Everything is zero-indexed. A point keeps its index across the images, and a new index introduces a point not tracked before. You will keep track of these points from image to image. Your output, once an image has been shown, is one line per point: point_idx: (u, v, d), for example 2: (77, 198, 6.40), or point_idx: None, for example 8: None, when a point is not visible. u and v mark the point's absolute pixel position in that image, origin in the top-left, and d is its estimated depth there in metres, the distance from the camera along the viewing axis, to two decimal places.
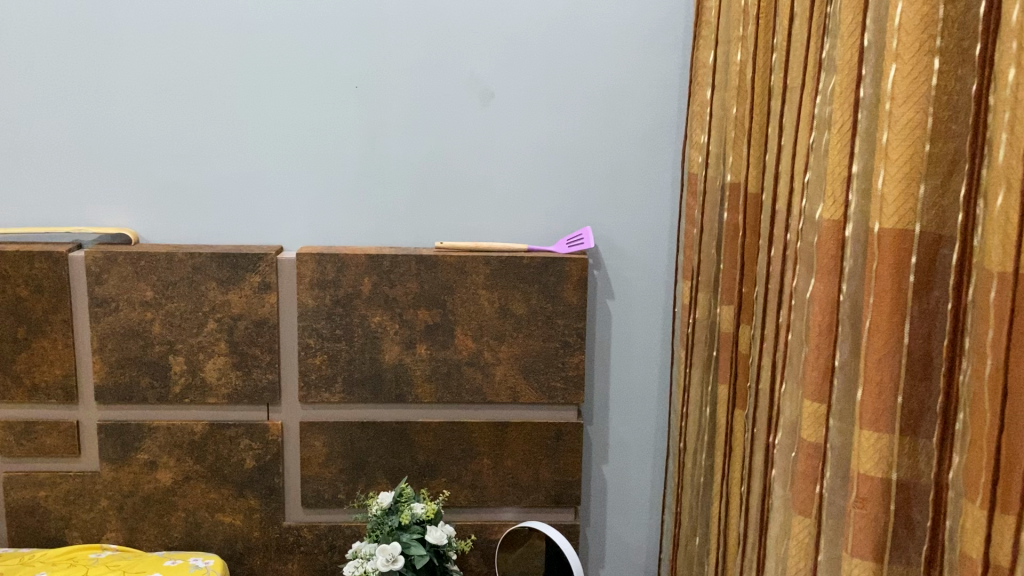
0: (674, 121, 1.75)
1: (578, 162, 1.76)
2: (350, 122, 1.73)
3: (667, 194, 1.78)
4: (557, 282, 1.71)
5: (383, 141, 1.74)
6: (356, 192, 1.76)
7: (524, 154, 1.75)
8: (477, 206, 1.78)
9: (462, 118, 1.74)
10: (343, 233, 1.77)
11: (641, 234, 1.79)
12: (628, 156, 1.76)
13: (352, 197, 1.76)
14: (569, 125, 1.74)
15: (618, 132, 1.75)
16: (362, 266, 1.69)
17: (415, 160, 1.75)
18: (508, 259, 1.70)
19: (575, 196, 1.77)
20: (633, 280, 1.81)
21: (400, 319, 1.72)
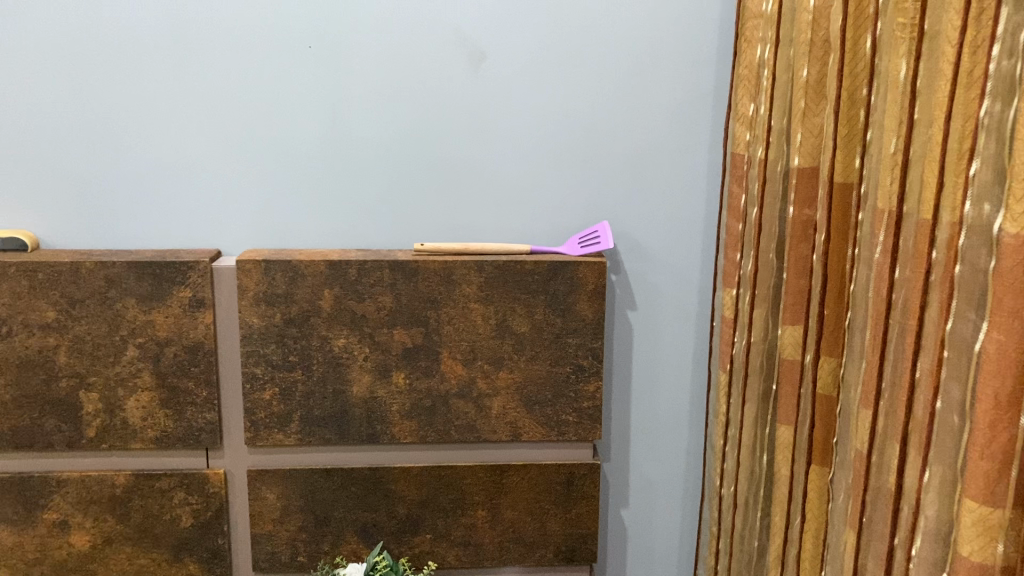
0: (710, 89, 1.40)
1: (591, 142, 1.41)
2: (303, 94, 1.37)
3: (701, 181, 1.43)
4: (567, 293, 1.37)
5: (346, 118, 1.38)
6: (313, 182, 1.40)
7: (524, 132, 1.40)
8: (465, 198, 1.42)
9: (445, 88, 1.38)
10: (298, 234, 1.42)
11: (670, 230, 1.45)
12: (653, 133, 1.41)
13: (309, 188, 1.40)
14: (580, 94, 1.39)
15: (641, 103, 1.40)
16: (322, 277, 1.34)
17: (386, 141, 1.39)
18: (506, 264, 1.36)
19: (588, 183, 1.42)
20: (659, 287, 1.47)
21: (371, 342, 1.37)
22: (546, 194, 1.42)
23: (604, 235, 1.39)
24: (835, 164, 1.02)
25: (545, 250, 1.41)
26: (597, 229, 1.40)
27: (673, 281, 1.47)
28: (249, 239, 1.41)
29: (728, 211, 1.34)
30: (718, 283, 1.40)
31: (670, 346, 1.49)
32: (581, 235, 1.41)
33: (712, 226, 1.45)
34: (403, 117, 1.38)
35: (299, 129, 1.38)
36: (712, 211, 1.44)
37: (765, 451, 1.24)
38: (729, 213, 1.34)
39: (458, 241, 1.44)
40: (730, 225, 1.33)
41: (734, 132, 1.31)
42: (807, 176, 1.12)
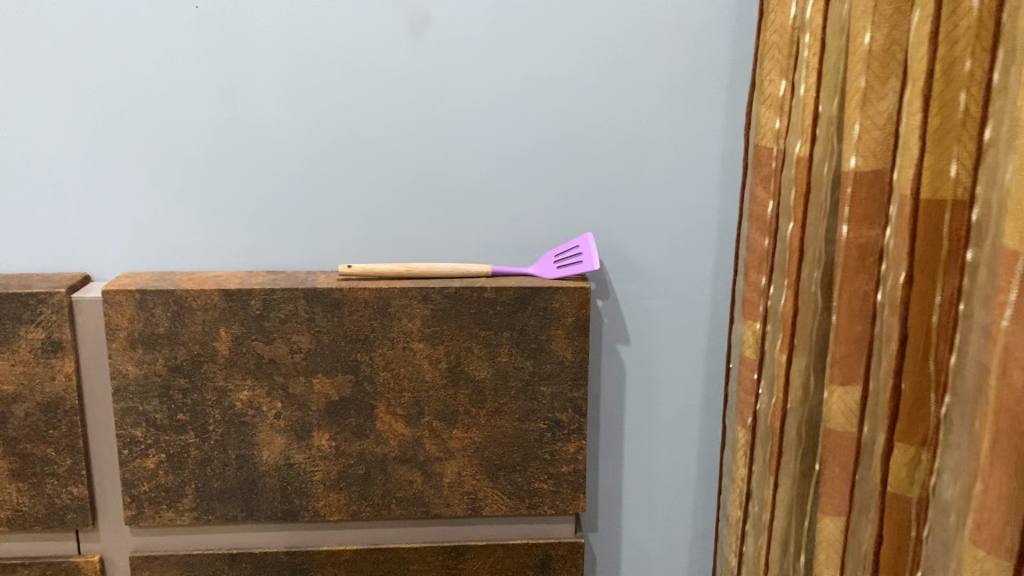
0: (725, 60, 1.07)
1: (572, 129, 1.08)
2: (190, 69, 1.03)
3: (713, 180, 1.11)
4: (540, 328, 1.05)
5: (248, 101, 1.05)
6: (209, 185, 1.07)
7: (483, 118, 1.07)
8: (408, 204, 1.10)
9: (377, 60, 1.05)
10: (191, 253, 1.09)
11: (672, 243, 1.12)
12: (651, 117, 1.08)
13: (203, 193, 1.07)
14: (556, 67, 1.06)
15: (635, 79, 1.07)
16: (218, 311, 1.02)
17: (303, 131, 1.06)
18: (460, 292, 1.04)
19: (567, 184, 1.10)
20: (659, 315, 1.15)
21: (285, 395, 1.05)
22: (513, 197, 1.10)
23: (588, 252, 1.07)
24: (920, 172, 0.70)
25: (512, 270, 1.08)
26: (579, 244, 1.07)
27: (677, 307, 1.15)
28: (126, 259, 1.09)
29: (750, 221, 1.03)
30: (736, 313, 1.08)
31: (673, 387, 1.18)
32: (558, 251, 1.09)
33: (726, 238, 1.13)
34: (324, 100, 1.06)
35: (187, 117, 1.05)
36: (727, 218, 1.12)
37: (802, 546, 0.93)
38: (751, 224, 1.03)
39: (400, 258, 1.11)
40: (753, 241, 1.02)
41: (758, 117, 1.00)
42: (869, 183, 0.80)
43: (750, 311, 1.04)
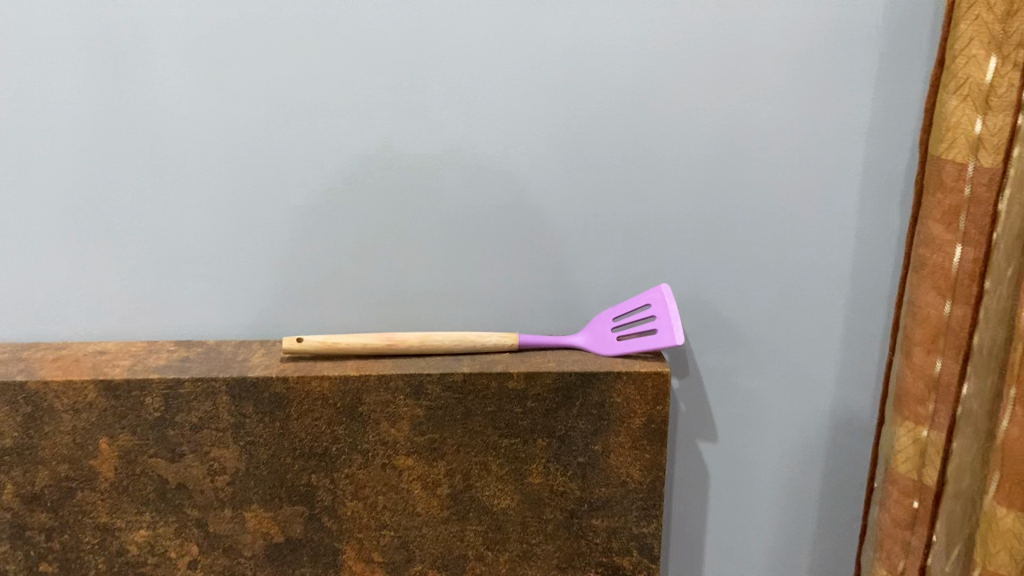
0: (889, 17, 0.68)
1: (638, 128, 0.70)
2: (48, 36, 0.66)
3: (851, 204, 0.73)
4: (591, 433, 0.69)
5: (143, 85, 0.68)
6: (92, 217, 0.71)
7: (502, 110, 0.70)
8: (392, 236, 0.74)
9: (338, 21, 0.67)
10: (75, 313, 0.75)
11: (783, 294, 0.76)
12: (763, 109, 0.70)
13: (83, 229, 0.72)
14: (618, 32, 0.68)
15: (742, 50, 0.68)
16: (96, 414, 0.66)
17: (228, 130, 0.69)
18: (469, 381, 0.67)
19: (629, 208, 0.73)
20: (756, 399, 0.79)
21: (203, 535, 0.70)
22: (547, 227, 0.74)
23: (665, 315, 0.70)
24: None
25: (547, 339, 0.72)
26: (653, 300, 0.71)
27: (784, 383, 0.79)
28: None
29: (916, 272, 0.68)
30: (886, 405, 0.73)
31: (772, 493, 0.83)
32: (617, 309, 0.72)
33: (866, 287, 0.76)
34: (257, 82, 0.68)
35: (50, 109, 0.68)
36: (870, 259, 0.75)
37: None
38: (918, 277, 0.68)
39: (380, 315, 0.76)
40: (922, 305, 0.67)
41: (944, 110, 0.63)
42: None
43: (910, 406, 0.70)
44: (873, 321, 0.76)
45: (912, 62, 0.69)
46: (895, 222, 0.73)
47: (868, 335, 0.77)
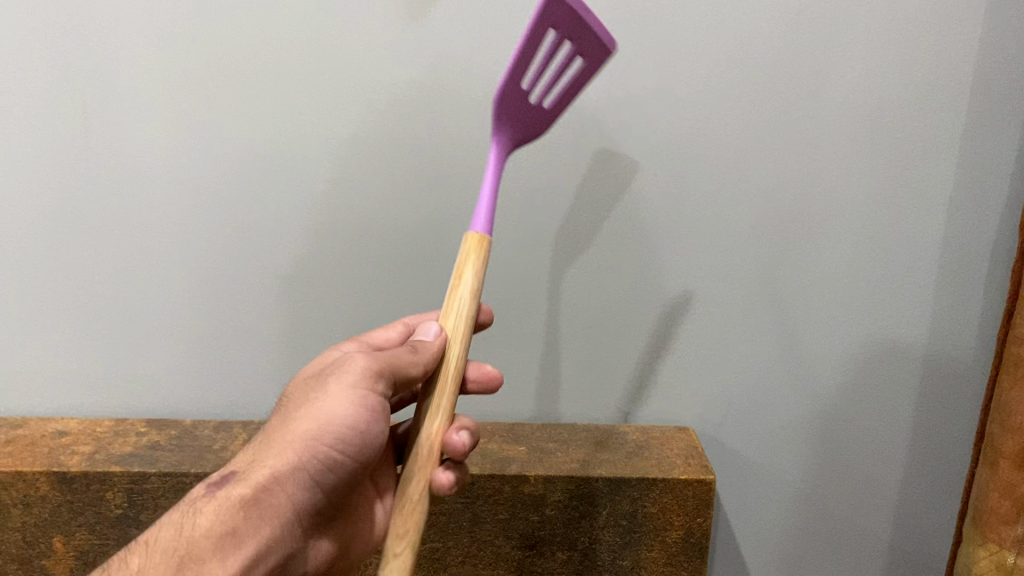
0: (987, 68, 0.57)
1: (678, 200, 0.61)
2: (14, 67, 0.59)
3: (928, 282, 0.63)
4: (619, 546, 0.61)
5: (114, 131, 0.61)
6: (72, 289, 0.65)
7: (523, 166, 0.61)
8: (396, 306, 0.66)
9: (335, 65, 0.58)
10: (57, 384, 0.68)
11: (842, 383, 0.66)
12: (831, 172, 0.60)
13: (63, 298, 0.65)
14: (665, 85, 0.58)
15: (808, 104, 0.59)
16: (48, 509, 0.58)
17: (204, 178, 0.62)
18: (478, 485, 0.59)
19: (667, 285, 0.64)
20: (803, 498, 0.70)
21: None
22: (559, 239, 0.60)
23: (569, 23, 0.47)
24: None
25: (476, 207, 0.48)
26: (556, 18, 0.47)
27: (837, 481, 0.70)
28: None
29: (1008, 372, 0.57)
30: (966, 519, 0.63)
31: None
32: (510, 76, 0.48)
33: (940, 377, 0.66)
34: (240, 128, 0.60)
35: (15, 147, 0.61)
36: (946, 344, 0.65)
37: None
38: (1011, 379, 0.57)
39: None
40: (1011, 412, 0.56)
41: None
42: None
43: (992, 524, 0.59)
44: (948, 418, 0.67)
45: (1009, 128, 0.59)
46: (979, 309, 0.63)
47: (942, 436, 0.67)
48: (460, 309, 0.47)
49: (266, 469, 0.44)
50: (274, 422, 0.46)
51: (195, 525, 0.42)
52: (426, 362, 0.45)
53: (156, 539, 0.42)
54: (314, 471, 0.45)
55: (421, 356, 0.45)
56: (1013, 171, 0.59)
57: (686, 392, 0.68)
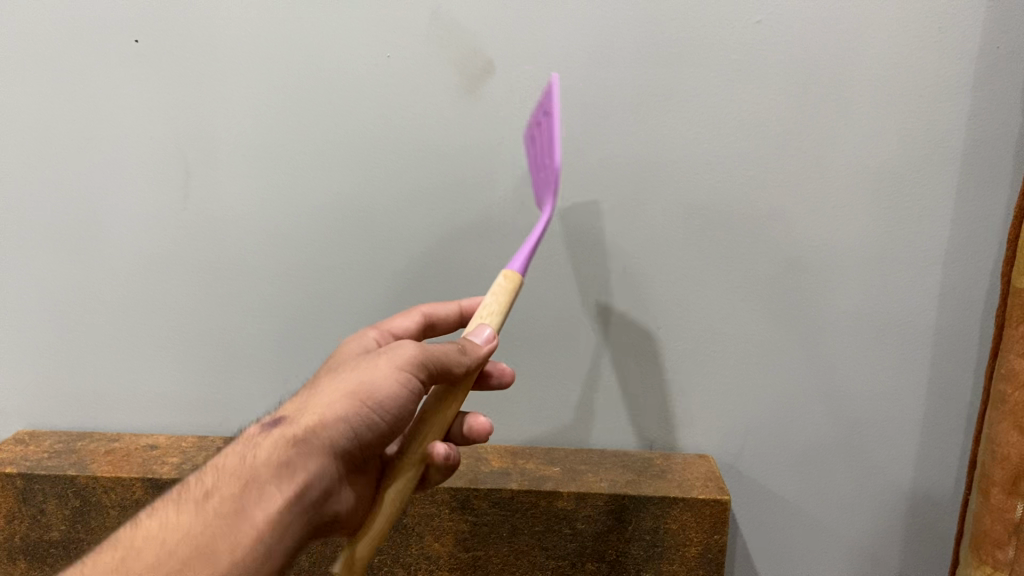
0: (979, 138, 0.64)
1: (699, 249, 0.69)
2: (129, 132, 0.69)
3: (929, 328, 0.70)
4: (644, 559, 0.68)
5: (209, 186, 0.70)
6: (168, 321, 0.75)
7: (561, 220, 0.69)
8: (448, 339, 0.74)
9: (400, 130, 0.67)
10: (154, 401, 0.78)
11: (850, 417, 0.73)
12: (837, 228, 0.67)
13: (161, 328, 0.75)
14: (688, 150, 0.66)
15: (816, 167, 0.66)
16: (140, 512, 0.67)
17: (283, 227, 0.71)
18: (516, 499, 0.66)
19: (689, 325, 0.72)
20: (815, 522, 0.77)
21: None
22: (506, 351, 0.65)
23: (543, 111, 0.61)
24: None
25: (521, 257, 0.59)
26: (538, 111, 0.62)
27: (847, 508, 0.76)
28: (70, 407, 0.78)
29: (997, 407, 0.62)
30: (964, 542, 0.68)
31: None
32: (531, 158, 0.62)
33: (942, 413, 0.72)
34: (317, 183, 0.70)
35: (124, 200, 0.71)
36: (946, 384, 0.71)
37: None
38: (999, 413, 0.62)
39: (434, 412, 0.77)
40: (1003, 442, 0.61)
41: None
42: None
43: (985, 548, 0.64)
44: (949, 452, 0.73)
45: (999, 192, 0.65)
46: (974, 353, 0.70)
47: (944, 467, 0.73)
48: (482, 312, 0.56)
49: (318, 415, 0.50)
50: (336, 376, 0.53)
51: (255, 454, 0.49)
52: (469, 364, 0.53)
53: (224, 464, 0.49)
54: (361, 424, 0.51)
55: (467, 357, 0.53)
56: (1003, 230, 0.66)
57: (707, 422, 0.75)
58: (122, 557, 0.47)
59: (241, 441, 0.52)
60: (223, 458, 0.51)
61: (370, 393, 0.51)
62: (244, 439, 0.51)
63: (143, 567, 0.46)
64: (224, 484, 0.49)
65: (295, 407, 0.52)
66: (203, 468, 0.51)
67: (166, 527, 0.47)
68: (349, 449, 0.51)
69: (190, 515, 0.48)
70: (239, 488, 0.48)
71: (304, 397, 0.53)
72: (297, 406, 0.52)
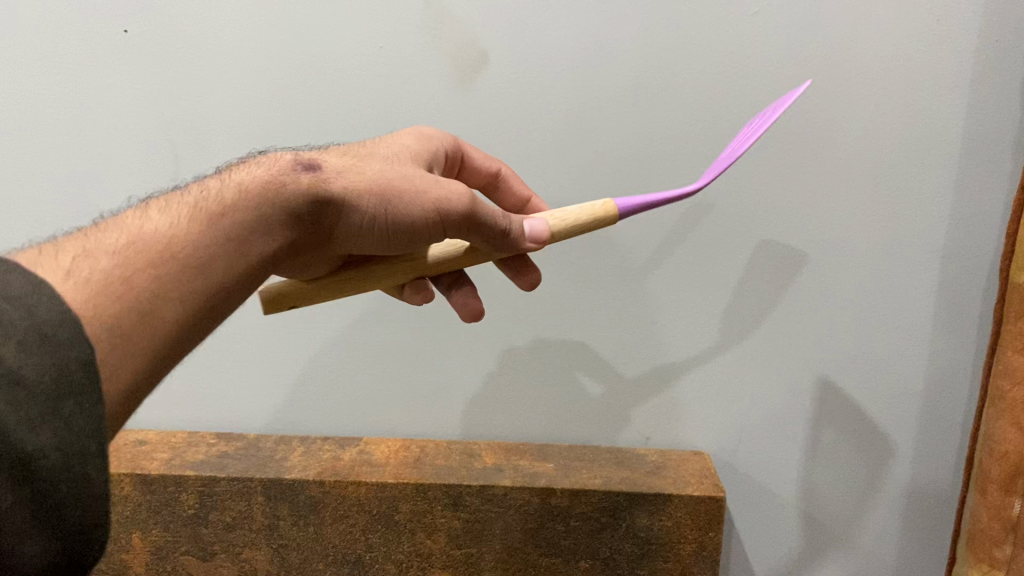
0: (977, 132, 0.63)
1: (695, 243, 0.68)
2: (118, 122, 0.68)
3: (926, 324, 0.69)
4: (638, 557, 0.67)
5: (198, 179, 0.69)
6: None
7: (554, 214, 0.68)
8: (441, 334, 0.73)
9: (392, 122, 0.67)
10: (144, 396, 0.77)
11: (846, 413, 0.72)
12: (833, 223, 0.67)
13: None
14: (682, 144, 0.65)
15: (813, 160, 0.65)
16: (130, 508, 0.67)
17: None
18: (509, 496, 0.65)
19: (684, 321, 0.71)
20: (810, 519, 0.76)
21: None
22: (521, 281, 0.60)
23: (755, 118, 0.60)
24: None
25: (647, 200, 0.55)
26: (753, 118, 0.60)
27: (843, 505, 0.75)
28: None
29: (995, 404, 0.61)
30: (962, 541, 0.67)
31: None
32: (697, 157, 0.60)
33: (939, 410, 0.71)
34: None
35: (113, 194, 0.70)
36: (943, 381, 0.70)
37: None
38: (996, 410, 0.61)
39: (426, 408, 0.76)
40: (1000, 440, 0.60)
41: None
42: None
43: (982, 546, 0.63)
44: (946, 449, 0.72)
45: (997, 187, 0.64)
46: (972, 349, 0.69)
47: (941, 464, 0.73)
48: (555, 215, 0.51)
49: (305, 180, 0.44)
50: (332, 163, 0.46)
51: (277, 179, 0.44)
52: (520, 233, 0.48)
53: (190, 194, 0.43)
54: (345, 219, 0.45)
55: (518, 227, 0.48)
56: (1001, 226, 0.65)
57: (702, 418, 0.74)
58: (128, 242, 0.40)
59: (260, 156, 0.46)
60: (241, 167, 0.45)
61: (405, 192, 0.45)
62: (226, 170, 0.45)
63: (160, 324, 0.39)
64: (187, 204, 0.43)
65: (284, 159, 0.46)
66: (209, 177, 0.45)
67: (175, 225, 0.41)
68: (333, 215, 0.45)
69: (200, 225, 0.42)
70: (254, 214, 0.43)
71: (299, 154, 0.47)
72: (288, 160, 0.46)
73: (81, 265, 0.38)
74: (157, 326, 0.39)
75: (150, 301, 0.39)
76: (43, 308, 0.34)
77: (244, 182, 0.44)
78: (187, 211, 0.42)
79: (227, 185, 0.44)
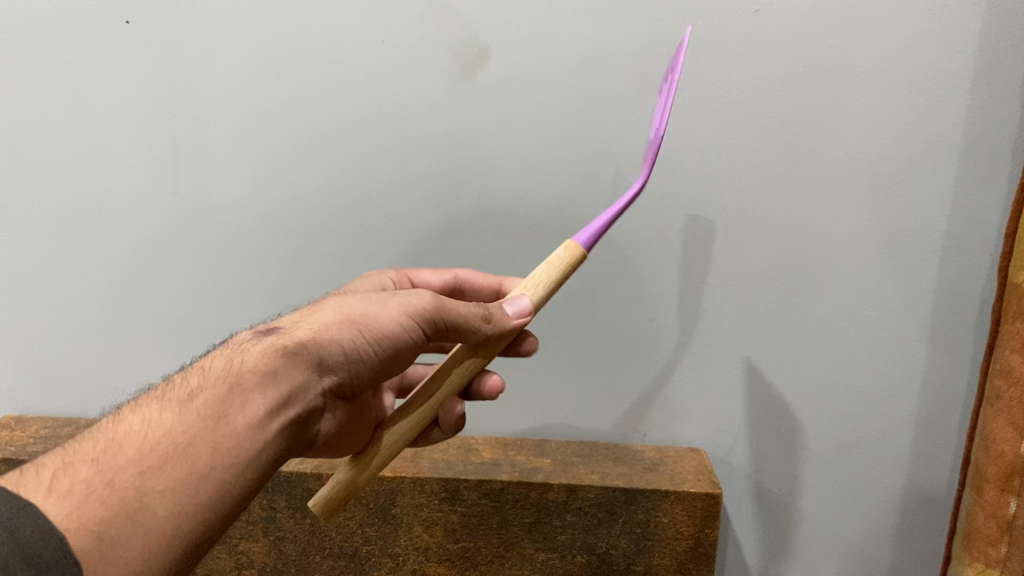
0: (978, 132, 0.63)
1: (694, 241, 0.68)
2: (118, 112, 0.68)
3: (923, 323, 0.69)
4: (634, 552, 0.67)
5: (198, 171, 0.69)
6: (156, 306, 0.74)
7: (555, 209, 0.68)
8: None
9: (393, 118, 0.67)
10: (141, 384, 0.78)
11: (843, 411, 0.73)
12: (831, 220, 0.67)
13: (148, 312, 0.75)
14: (682, 140, 0.66)
15: (813, 158, 0.65)
16: None
17: (272, 213, 0.70)
18: (506, 490, 0.66)
19: (682, 317, 0.71)
20: (805, 516, 0.76)
21: None
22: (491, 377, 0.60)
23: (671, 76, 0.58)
24: None
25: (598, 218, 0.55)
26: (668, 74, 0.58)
27: (839, 502, 0.75)
28: (56, 391, 0.78)
29: (993, 403, 0.61)
30: (957, 539, 0.67)
31: None
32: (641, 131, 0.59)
33: (935, 409, 0.71)
34: (307, 169, 0.69)
35: (112, 183, 0.70)
36: (940, 380, 0.71)
37: None
38: (994, 410, 0.61)
39: None
40: (997, 439, 0.60)
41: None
42: None
43: (979, 545, 0.64)
44: (942, 447, 0.72)
45: (997, 188, 0.65)
46: (969, 349, 0.69)
47: (937, 463, 0.73)
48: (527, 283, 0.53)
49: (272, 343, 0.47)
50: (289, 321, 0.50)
51: (241, 358, 0.47)
52: (492, 327, 0.51)
53: (164, 389, 0.45)
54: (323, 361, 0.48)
55: (493, 319, 0.50)
56: (1000, 226, 0.65)
57: (699, 414, 0.74)
58: (107, 448, 0.42)
59: (221, 346, 0.49)
60: (204, 361, 0.47)
61: (367, 322, 0.49)
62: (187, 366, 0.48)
63: (158, 523, 0.40)
64: (165, 396, 0.45)
65: (241, 341, 0.49)
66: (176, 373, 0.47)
67: (149, 419, 0.43)
68: (311, 366, 0.48)
69: (175, 414, 0.43)
70: (226, 392, 0.45)
71: (254, 329, 0.50)
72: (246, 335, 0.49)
73: (63, 479, 0.40)
74: (157, 520, 0.40)
75: (138, 497, 0.40)
76: (25, 530, 0.38)
77: (209, 366, 0.47)
78: (160, 404, 0.44)
79: (195, 374, 0.46)
